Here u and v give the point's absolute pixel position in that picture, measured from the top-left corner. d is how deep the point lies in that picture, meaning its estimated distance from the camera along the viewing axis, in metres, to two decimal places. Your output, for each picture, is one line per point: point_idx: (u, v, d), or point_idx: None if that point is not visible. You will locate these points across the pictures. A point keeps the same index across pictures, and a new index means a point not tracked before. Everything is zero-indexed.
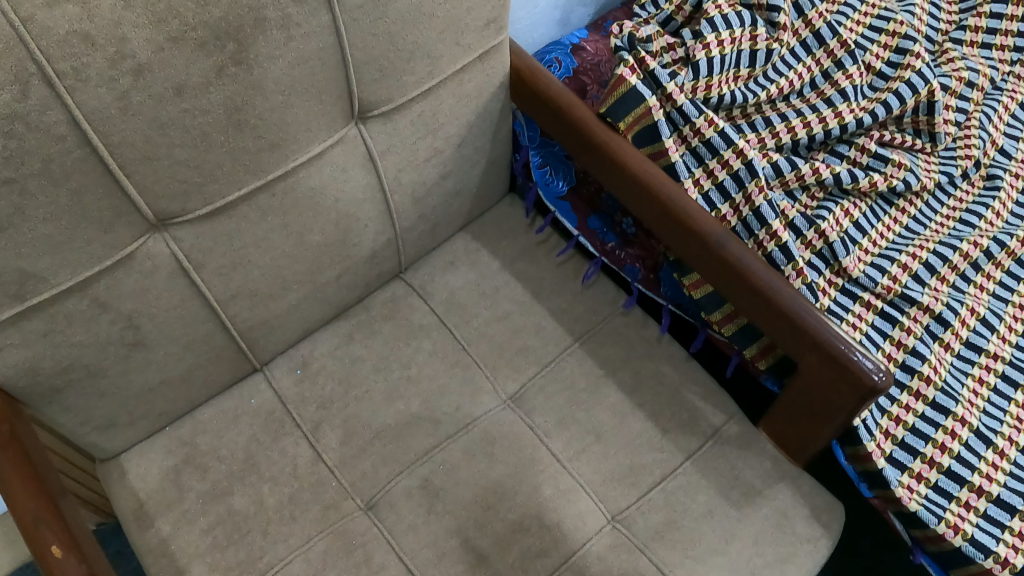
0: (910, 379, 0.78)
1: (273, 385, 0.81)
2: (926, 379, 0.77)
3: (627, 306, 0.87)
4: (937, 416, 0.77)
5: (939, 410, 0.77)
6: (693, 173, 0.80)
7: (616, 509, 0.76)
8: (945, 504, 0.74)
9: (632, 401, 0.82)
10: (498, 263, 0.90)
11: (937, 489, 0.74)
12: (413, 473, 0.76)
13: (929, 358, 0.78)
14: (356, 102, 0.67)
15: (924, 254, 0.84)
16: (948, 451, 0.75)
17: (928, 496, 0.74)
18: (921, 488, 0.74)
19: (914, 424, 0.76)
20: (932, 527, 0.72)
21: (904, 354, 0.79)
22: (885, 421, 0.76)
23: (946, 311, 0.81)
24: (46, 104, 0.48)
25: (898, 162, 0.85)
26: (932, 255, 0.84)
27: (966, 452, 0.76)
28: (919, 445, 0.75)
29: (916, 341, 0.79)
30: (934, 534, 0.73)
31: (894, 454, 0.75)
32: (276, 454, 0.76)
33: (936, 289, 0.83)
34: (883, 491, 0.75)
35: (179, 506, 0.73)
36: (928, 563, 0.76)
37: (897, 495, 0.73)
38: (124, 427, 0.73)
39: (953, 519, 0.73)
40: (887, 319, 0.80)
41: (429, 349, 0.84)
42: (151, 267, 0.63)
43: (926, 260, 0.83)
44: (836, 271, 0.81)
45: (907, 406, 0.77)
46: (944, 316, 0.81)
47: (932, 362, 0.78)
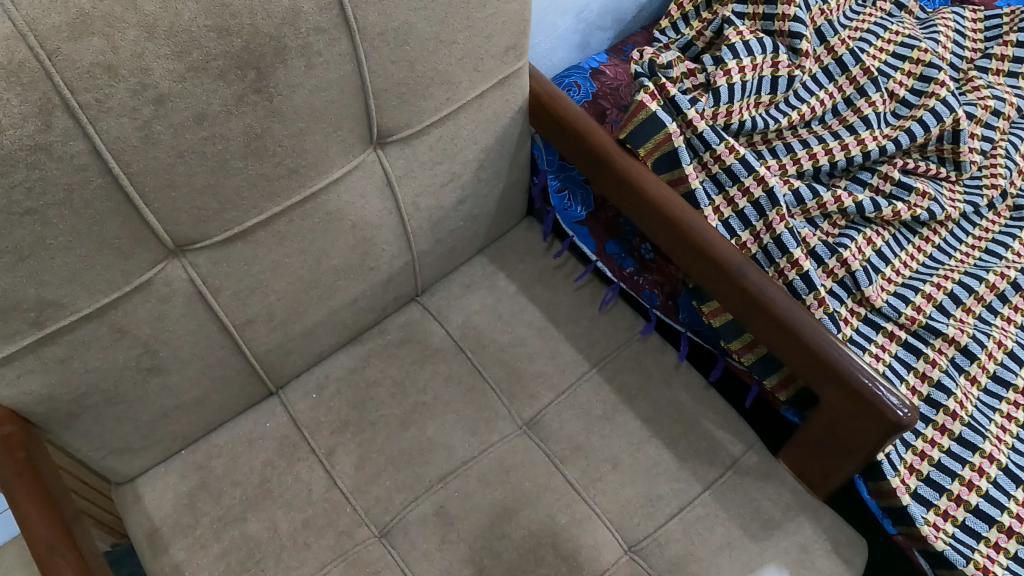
0: (935, 413, 0.76)
1: (289, 409, 0.80)
2: (952, 413, 0.76)
3: (645, 332, 0.86)
4: (964, 452, 0.75)
5: (965, 445, 0.75)
6: (713, 201, 0.79)
7: (632, 540, 0.74)
8: (973, 543, 0.72)
9: (649, 429, 0.81)
10: (514, 287, 0.90)
11: (964, 528, 0.72)
12: (427, 500, 0.75)
13: (954, 392, 0.77)
14: (376, 128, 0.67)
15: (950, 283, 0.83)
16: (976, 489, 0.74)
17: (955, 535, 0.72)
18: (948, 527, 0.72)
19: (940, 460, 0.75)
20: (960, 568, 0.70)
21: (929, 387, 0.77)
22: (910, 455, 0.75)
23: (972, 344, 0.79)
24: (69, 135, 0.48)
25: (922, 191, 0.84)
26: (956, 286, 0.83)
27: (995, 491, 0.74)
28: (946, 482, 0.74)
29: (941, 374, 0.78)
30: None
31: (920, 489, 0.73)
32: (290, 479, 0.76)
33: (961, 320, 0.82)
34: (908, 528, 0.72)
35: (193, 531, 0.73)
36: None
37: (923, 534, 0.71)
38: (139, 451, 0.73)
39: (982, 561, 0.71)
40: (911, 350, 0.79)
41: (444, 374, 0.83)
42: (169, 293, 0.63)
43: (951, 291, 0.82)
44: (858, 301, 0.80)
45: (932, 440, 0.76)
46: (970, 348, 0.79)
47: (959, 396, 0.77)
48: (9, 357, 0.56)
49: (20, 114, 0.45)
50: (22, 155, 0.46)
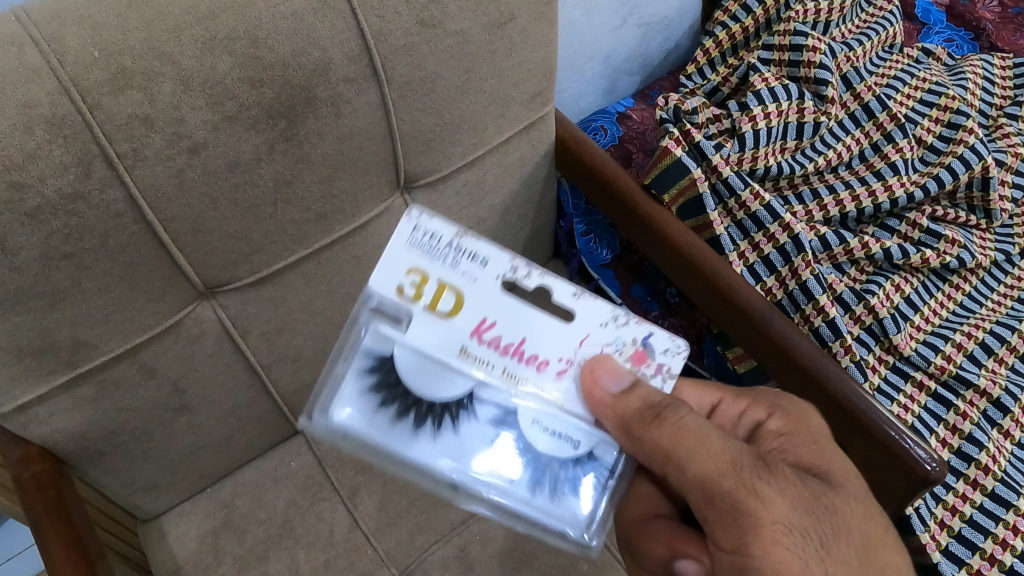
0: (966, 466, 0.75)
1: (313, 448, 0.81)
2: (984, 467, 0.74)
3: None
4: (997, 508, 0.72)
5: (998, 501, 0.73)
6: (738, 246, 0.79)
7: None
8: None
9: None
10: None
11: None
12: (449, 544, 0.76)
13: (987, 446, 0.75)
14: (402, 173, 0.68)
15: (981, 333, 0.81)
16: (1010, 548, 0.70)
17: None
18: None
19: (971, 516, 0.72)
20: None
21: (960, 440, 0.76)
22: (940, 510, 0.73)
23: (1005, 396, 0.78)
24: (106, 182, 0.50)
25: (951, 238, 0.83)
26: (988, 335, 0.81)
27: None
28: (978, 539, 0.71)
29: (973, 426, 0.76)
30: None
31: (942, 563, 0.70)
32: (313, 519, 0.76)
33: (993, 371, 0.80)
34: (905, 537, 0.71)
35: (215, 571, 0.73)
36: None
37: None
38: (166, 488, 0.73)
39: None
40: (941, 402, 0.77)
41: None
42: (198, 333, 0.64)
43: (982, 340, 0.81)
44: (886, 349, 0.79)
45: (963, 495, 0.73)
46: (1003, 400, 0.78)
47: (991, 449, 0.75)
48: (43, 396, 0.57)
49: (62, 164, 0.47)
50: (62, 203, 0.48)
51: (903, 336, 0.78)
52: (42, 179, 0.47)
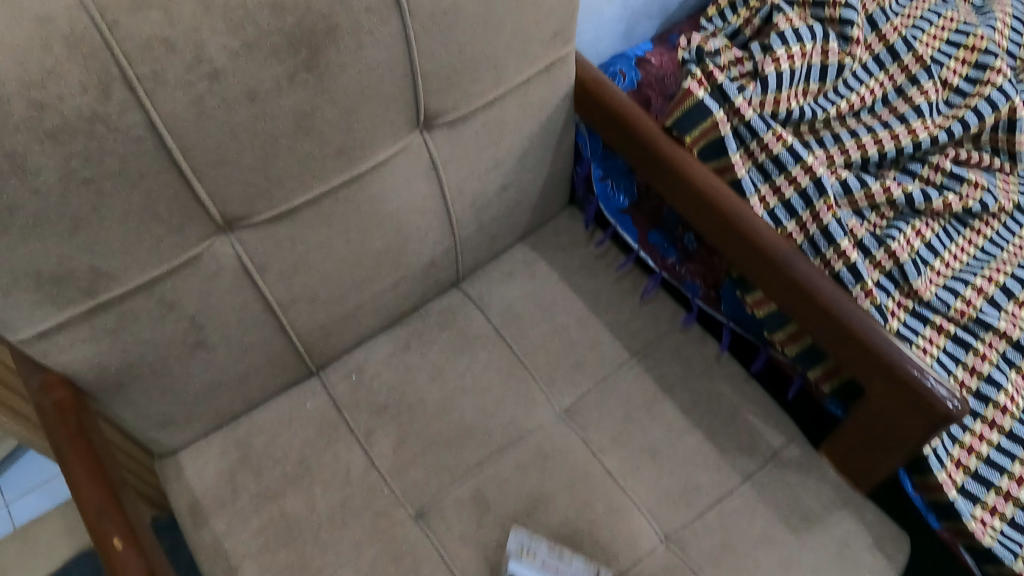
0: (984, 407, 0.74)
1: (328, 389, 0.81)
2: (1002, 407, 0.74)
3: (686, 323, 0.82)
4: (1014, 447, 0.72)
5: (1015, 440, 0.73)
6: (758, 190, 0.77)
7: (669, 529, 0.73)
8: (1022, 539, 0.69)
9: (689, 419, 0.78)
10: (556, 275, 0.86)
11: (1013, 525, 0.70)
12: (464, 484, 0.76)
13: (1005, 386, 0.75)
14: (422, 110, 0.67)
15: (1001, 277, 0.81)
16: None
17: (1003, 531, 0.70)
18: (995, 523, 0.70)
19: (988, 455, 0.72)
20: (1009, 563, 0.69)
21: (979, 382, 0.75)
22: (957, 450, 0.72)
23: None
24: (126, 106, 0.49)
25: (974, 182, 0.82)
26: (1009, 279, 0.81)
27: None
28: (994, 477, 0.71)
29: (992, 368, 0.75)
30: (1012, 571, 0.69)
31: (959, 501, 0.70)
32: (329, 459, 0.77)
33: (1014, 314, 0.79)
34: (922, 477, 0.71)
35: (233, 505, 0.75)
36: None
37: (969, 529, 0.69)
38: (183, 425, 0.74)
39: None
40: (960, 345, 0.76)
41: (484, 360, 0.81)
42: (217, 268, 0.63)
43: (1003, 284, 0.81)
44: (906, 294, 0.77)
45: (981, 435, 0.73)
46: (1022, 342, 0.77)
47: (1009, 391, 0.74)
48: (64, 325, 0.57)
49: (81, 85, 0.46)
50: (81, 124, 0.47)
51: (924, 280, 0.76)
52: (61, 99, 0.46)
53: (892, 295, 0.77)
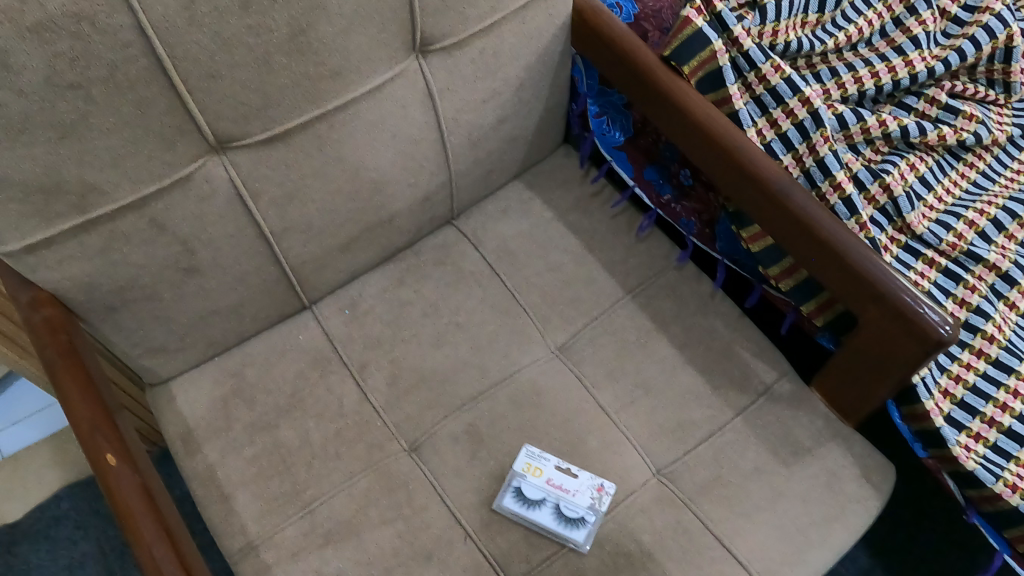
0: (972, 337, 0.75)
1: (322, 323, 0.80)
2: (990, 336, 0.74)
3: (681, 260, 0.82)
4: (1000, 374, 0.73)
5: (1001, 369, 0.74)
6: (756, 124, 0.77)
7: (662, 462, 0.74)
8: (1003, 463, 0.71)
9: (683, 355, 0.78)
10: (551, 213, 0.85)
11: (996, 450, 0.71)
12: (458, 418, 0.76)
13: (993, 316, 0.75)
14: (418, 33, 0.66)
15: (992, 210, 0.81)
16: (1009, 411, 0.72)
17: (986, 456, 0.71)
18: (978, 448, 0.71)
19: (974, 383, 0.73)
20: (989, 486, 0.70)
21: (968, 312, 0.76)
22: (944, 379, 0.73)
23: (1014, 269, 0.78)
24: (113, 5, 0.47)
25: (969, 114, 0.82)
26: (1001, 211, 0.81)
27: None
28: (979, 404, 0.72)
29: (981, 299, 0.76)
30: (990, 494, 0.70)
31: (946, 428, 0.71)
32: (322, 391, 0.77)
33: (1003, 247, 0.80)
34: (910, 407, 0.71)
35: (226, 435, 0.75)
36: (981, 523, 0.74)
37: (954, 454, 0.70)
38: (174, 354, 0.73)
39: (1011, 479, 0.70)
40: (951, 277, 0.78)
41: (479, 296, 0.81)
42: (210, 190, 0.62)
43: (995, 216, 0.81)
44: (900, 228, 0.79)
45: (968, 364, 0.74)
46: (1011, 274, 0.78)
47: (997, 320, 0.75)
48: (52, 241, 0.56)
49: None
50: (67, 22, 0.46)
51: (916, 215, 0.78)
52: None
53: (886, 229, 0.78)
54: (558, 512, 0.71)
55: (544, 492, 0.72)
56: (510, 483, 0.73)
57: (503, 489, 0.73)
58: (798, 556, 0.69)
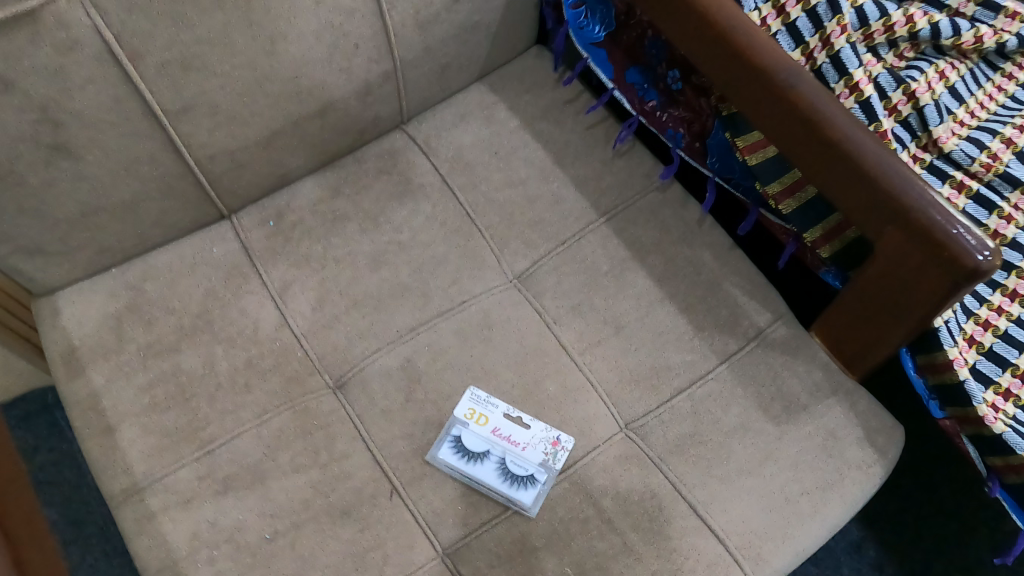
0: (1005, 278, 0.59)
1: (241, 235, 0.69)
2: None
3: (663, 178, 0.68)
4: None
5: None
6: (760, 11, 0.61)
7: (631, 416, 0.62)
8: None
9: (662, 290, 0.65)
10: (517, 121, 0.72)
11: None
12: (393, 352, 0.64)
13: None
14: None
15: None
16: None
17: (1017, 418, 0.55)
18: (1007, 408, 0.56)
19: (1005, 331, 0.57)
20: (1018, 454, 0.54)
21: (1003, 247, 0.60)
22: (970, 326, 0.58)
23: None
24: None
25: (1013, 10, 0.66)
26: None
27: None
28: (1011, 355, 0.56)
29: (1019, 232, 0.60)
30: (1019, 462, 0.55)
31: (970, 383, 0.56)
32: (235, 313, 0.66)
33: None
34: (928, 357, 0.57)
35: (117, 358, 0.64)
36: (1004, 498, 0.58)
37: (978, 414, 0.55)
38: (59, 260, 0.63)
39: None
40: (982, 205, 0.61)
41: (427, 212, 0.69)
42: (70, 41, 0.50)
43: None
44: (923, 146, 0.64)
45: (1000, 308, 0.58)
46: None
47: None
48: None
49: None
50: None
51: (947, 129, 0.63)
52: None
53: (906, 148, 0.63)
54: (503, 468, 0.60)
55: (489, 444, 0.61)
56: (449, 432, 0.61)
57: (440, 438, 0.61)
58: (786, 530, 0.58)
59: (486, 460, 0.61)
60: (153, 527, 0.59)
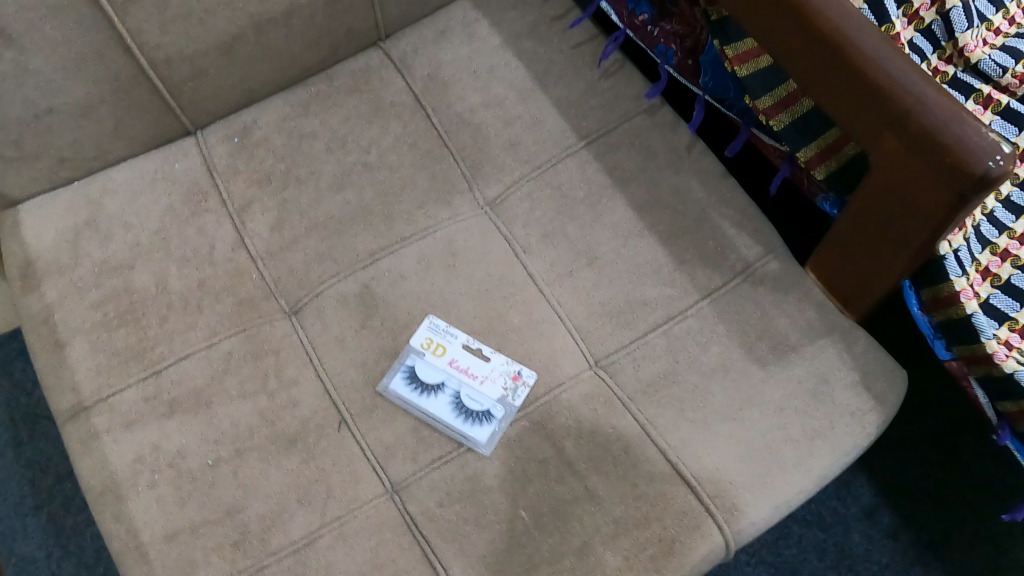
0: None
1: (204, 152, 0.66)
2: None
3: (651, 95, 0.63)
4: None
5: None
6: None
7: (600, 352, 0.57)
8: None
9: (642, 220, 0.60)
10: (500, 37, 0.67)
11: None
12: (351, 279, 0.60)
13: None
14: None
15: None
16: None
17: None
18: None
19: None
20: None
21: None
22: (984, 257, 0.52)
23: None
24: None
25: None
26: None
27: None
28: None
29: None
30: None
31: (982, 318, 0.50)
32: (191, 232, 0.63)
33: None
34: (932, 291, 0.51)
35: (71, 274, 0.62)
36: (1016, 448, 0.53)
37: (988, 352, 0.49)
38: (15, 166, 0.61)
39: None
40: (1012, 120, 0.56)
41: (396, 132, 0.64)
42: None
43: None
44: (947, 58, 0.57)
45: None
46: None
47: None
48: None
49: None
50: None
51: (976, 38, 0.57)
52: None
53: (928, 61, 0.57)
54: (457, 402, 0.56)
55: (444, 376, 0.57)
56: (403, 362, 0.57)
57: (393, 368, 0.57)
58: (765, 481, 0.53)
59: (439, 393, 0.56)
60: (97, 446, 0.57)
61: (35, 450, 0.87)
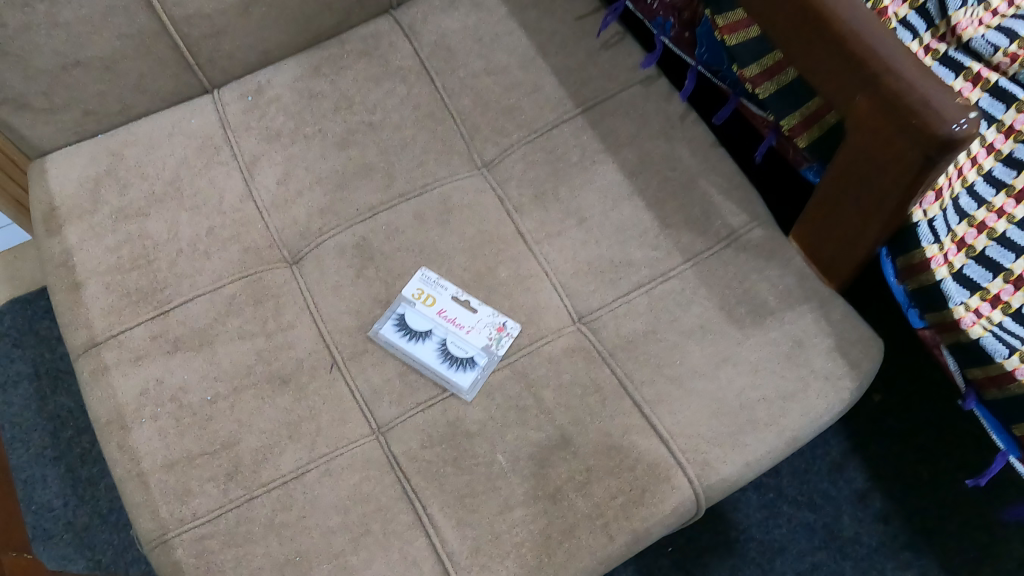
0: (1013, 178, 0.54)
1: (220, 108, 0.69)
2: None
3: (646, 64, 0.66)
4: None
5: None
6: None
7: (584, 309, 0.59)
8: None
9: (632, 185, 0.62)
10: (505, 8, 0.69)
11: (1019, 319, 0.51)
12: (350, 231, 0.63)
13: None
14: None
15: None
16: None
17: (1003, 326, 0.52)
18: (993, 315, 0.52)
19: (1005, 234, 0.53)
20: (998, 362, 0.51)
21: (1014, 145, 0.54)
22: (961, 228, 0.53)
23: None
24: None
25: None
26: None
27: None
28: (1006, 260, 0.52)
29: None
30: (1000, 373, 0.52)
31: (951, 287, 0.53)
32: (202, 182, 0.66)
33: None
34: (908, 257, 0.54)
35: (90, 219, 0.65)
36: (983, 416, 0.56)
37: (955, 317, 0.53)
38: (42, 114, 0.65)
39: None
40: (1001, 100, 0.54)
41: (401, 95, 0.67)
42: None
43: None
44: (940, 36, 0.55)
45: (1000, 211, 0.53)
46: None
47: None
48: None
49: None
50: None
51: (971, 16, 0.54)
52: None
53: (918, 38, 0.55)
54: (443, 348, 0.59)
55: (433, 324, 0.60)
56: (394, 310, 0.60)
57: (385, 315, 0.60)
58: (736, 438, 0.54)
59: (427, 341, 0.59)
60: (105, 380, 0.60)
61: (57, 405, 0.90)
